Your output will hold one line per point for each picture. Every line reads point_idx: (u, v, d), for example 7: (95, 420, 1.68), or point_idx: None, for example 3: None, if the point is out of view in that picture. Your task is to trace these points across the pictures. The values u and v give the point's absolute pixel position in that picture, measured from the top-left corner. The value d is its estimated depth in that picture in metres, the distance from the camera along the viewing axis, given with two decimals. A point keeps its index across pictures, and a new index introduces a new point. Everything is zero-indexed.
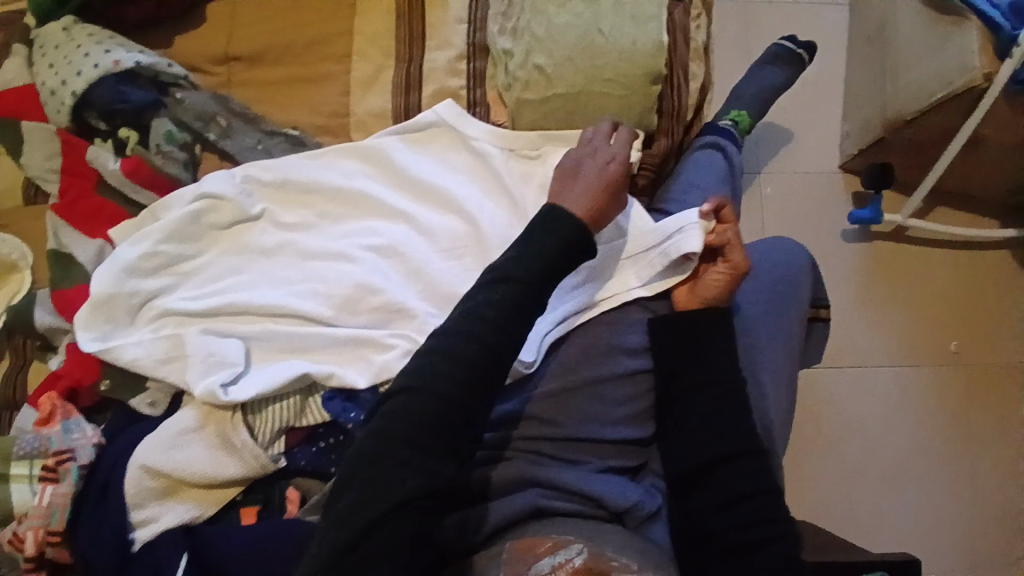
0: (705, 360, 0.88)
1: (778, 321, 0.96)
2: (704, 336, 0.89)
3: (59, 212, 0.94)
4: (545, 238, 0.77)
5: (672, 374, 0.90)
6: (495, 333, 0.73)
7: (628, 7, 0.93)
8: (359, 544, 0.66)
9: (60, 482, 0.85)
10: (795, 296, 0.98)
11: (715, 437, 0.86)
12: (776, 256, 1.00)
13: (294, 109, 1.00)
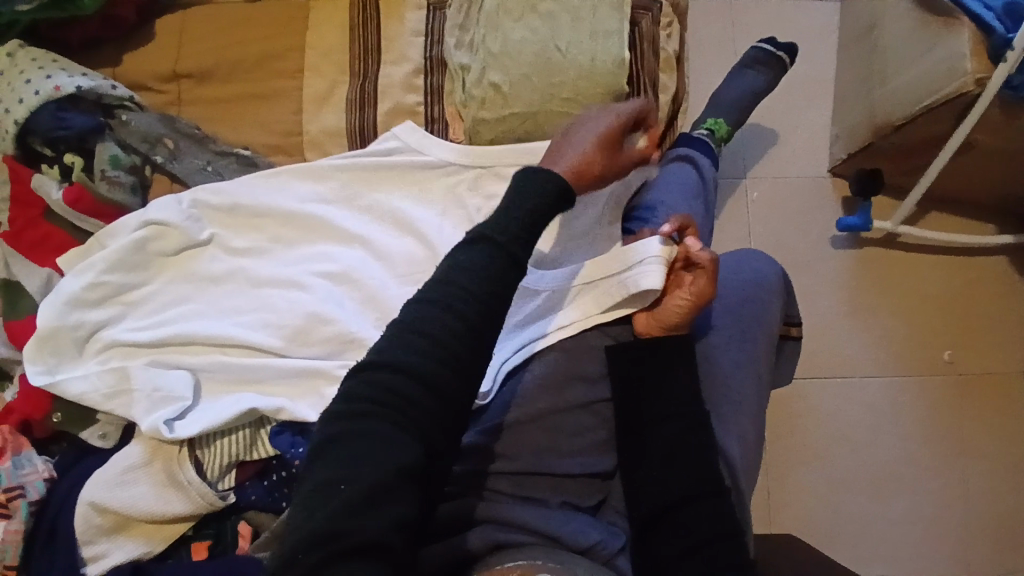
0: (667, 389, 0.84)
1: (743, 347, 0.92)
2: (664, 364, 0.85)
3: (8, 240, 0.87)
4: (548, 181, 0.68)
5: (636, 409, 0.86)
6: (479, 306, 0.61)
7: (587, 21, 0.88)
8: (305, 556, 0.53)
9: (10, 518, 0.76)
10: (761, 319, 0.94)
11: (678, 475, 0.81)
12: (742, 276, 0.96)
13: (246, 128, 0.97)
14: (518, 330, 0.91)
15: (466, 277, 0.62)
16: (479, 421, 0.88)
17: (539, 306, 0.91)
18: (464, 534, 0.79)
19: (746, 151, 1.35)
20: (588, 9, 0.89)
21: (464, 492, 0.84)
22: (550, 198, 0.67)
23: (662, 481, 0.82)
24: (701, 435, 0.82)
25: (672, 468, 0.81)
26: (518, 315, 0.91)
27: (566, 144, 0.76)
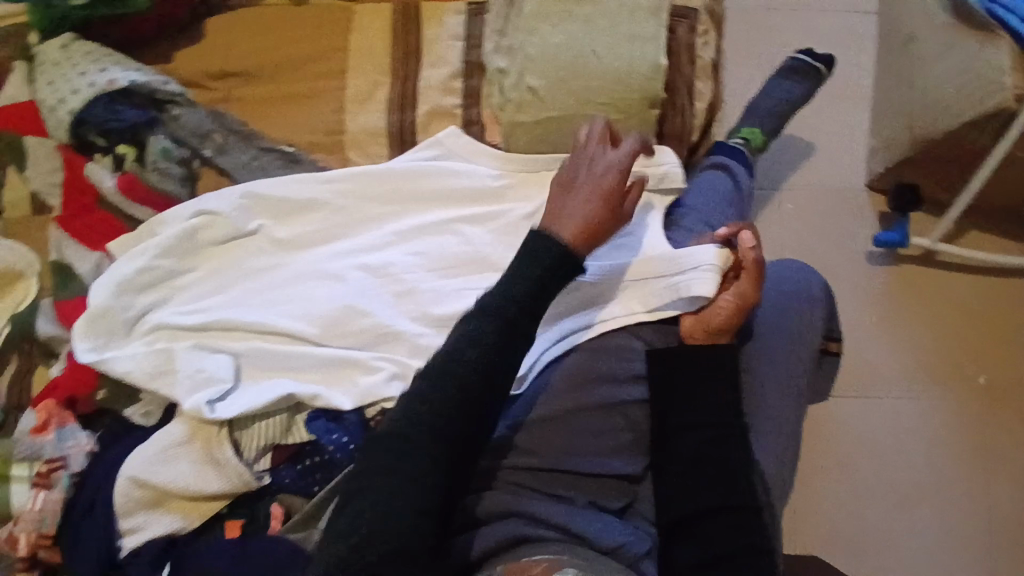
0: (697, 397, 0.86)
1: (781, 362, 0.91)
2: (697, 373, 0.86)
3: (61, 224, 0.93)
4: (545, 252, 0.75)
5: (667, 411, 0.87)
6: (483, 372, 0.72)
7: (625, 26, 0.90)
8: None
9: (51, 488, 0.80)
10: (806, 334, 0.93)
11: (708, 485, 0.82)
12: (787, 287, 0.95)
13: (289, 126, 1.00)
14: (555, 321, 0.92)
15: (476, 349, 0.72)
16: (510, 415, 0.89)
17: (582, 300, 0.92)
18: (488, 528, 0.81)
19: (783, 159, 1.34)
20: (626, 14, 0.90)
21: (491, 484, 0.86)
22: (555, 266, 0.75)
23: (688, 485, 0.83)
24: (727, 441, 0.84)
25: (700, 476, 0.83)
26: (561, 307, 0.92)
27: (564, 204, 0.78)
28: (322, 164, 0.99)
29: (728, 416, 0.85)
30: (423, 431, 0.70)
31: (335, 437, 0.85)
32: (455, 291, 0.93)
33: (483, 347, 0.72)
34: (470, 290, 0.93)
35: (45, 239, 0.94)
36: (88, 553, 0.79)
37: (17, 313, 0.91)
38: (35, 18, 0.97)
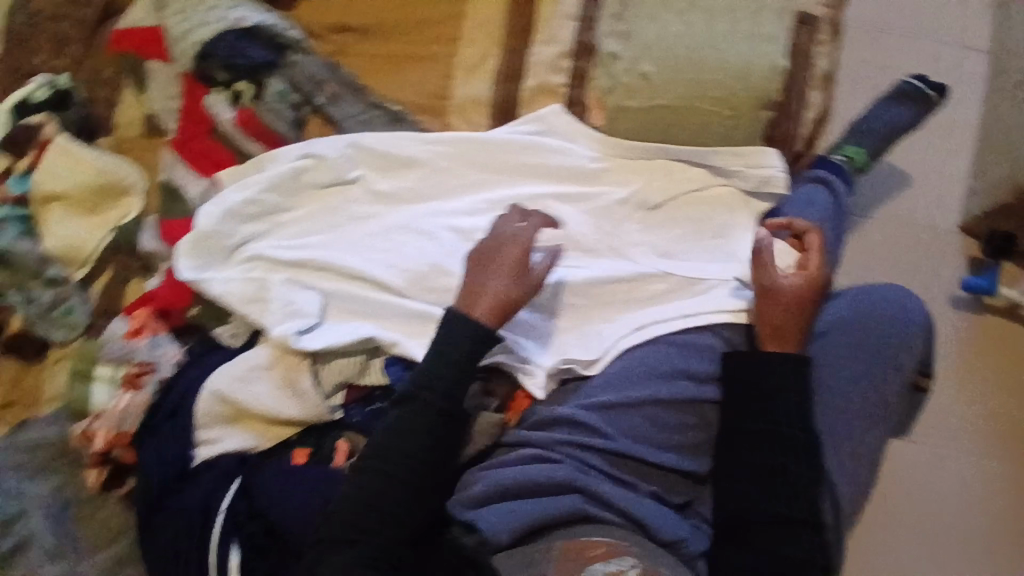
0: (766, 408, 0.83)
1: (872, 386, 0.89)
2: (768, 385, 0.83)
3: (176, 148, 0.98)
4: (460, 336, 0.83)
5: (740, 414, 0.84)
6: (417, 441, 0.80)
7: (744, 24, 0.90)
8: None
9: (138, 390, 0.86)
10: (900, 363, 0.90)
11: (766, 495, 0.80)
12: (880, 311, 0.91)
13: (397, 85, 1.02)
14: (638, 308, 0.93)
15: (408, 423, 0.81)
16: (581, 394, 0.91)
17: (666, 288, 0.93)
18: (546, 499, 0.83)
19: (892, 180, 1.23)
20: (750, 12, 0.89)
21: (549, 455, 0.87)
22: (473, 346, 0.83)
23: (745, 495, 0.81)
24: (788, 457, 0.81)
25: (757, 487, 0.81)
26: (643, 296, 0.93)
27: (475, 283, 0.85)
28: (423, 126, 1.01)
29: (795, 431, 0.81)
30: (368, 499, 0.78)
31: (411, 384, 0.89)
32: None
33: (424, 419, 0.81)
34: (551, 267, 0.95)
35: (159, 162, 1.01)
36: (164, 456, 0.83)
37: (121, 225, 0.98)
38: None
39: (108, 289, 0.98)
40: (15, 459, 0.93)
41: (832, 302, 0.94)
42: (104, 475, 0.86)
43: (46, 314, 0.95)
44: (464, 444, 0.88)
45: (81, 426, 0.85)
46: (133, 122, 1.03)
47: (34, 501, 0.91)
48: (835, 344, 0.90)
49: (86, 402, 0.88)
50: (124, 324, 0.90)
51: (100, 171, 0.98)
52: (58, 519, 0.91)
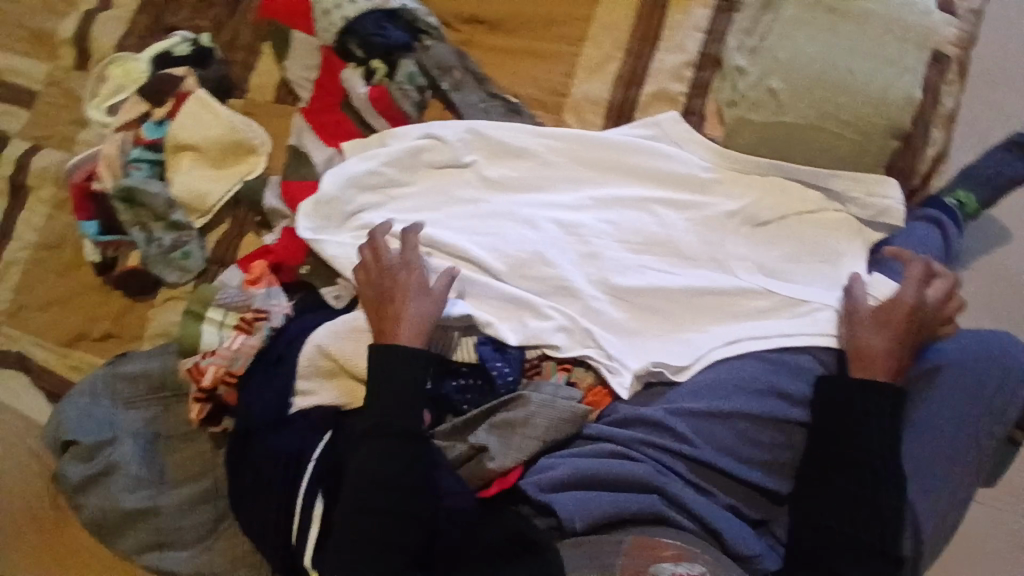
0: (855, 432, 0.81)
1: (972, 432, 0.86)
2: (857, 409, 0.82)
3: (307, 116, 1.04)
4: (397, 368, 0.85)
5: (835, 437, 0.82)
6: (380, 467, 0.82)
7: (885, 51, 0.89)
8: None
9: (251, 334, 0.92)
10: (1006, 413, 0.86)
11: (852, 523, 0.79)
12: (995, 358, 0.87)
13: (519, 78, 1.05)
14: (739, 320, 0.92)
15: (369, 452, 0.83)
16: (668, 398, 0.90)
17: (767, 305, 0.92)
18: (624, 496, 0.83)
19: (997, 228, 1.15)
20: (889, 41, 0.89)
21: (630, 454, 0.87)
22: (410, 372, 0.85)
23: (824, 517, 0.81)
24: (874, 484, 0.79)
25: (843, 511, 0.80)
26: (742, 310, 0.92)
27: (394, 307, 0.88)
28: (539, 120, 1.04)
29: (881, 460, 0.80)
30: (357, 529, 0.81)
31: (500, 365, 0.91)
32: (636, 269, 0.95)
33: (383, 447, 0.83)
34: (650, 271, 0.95)
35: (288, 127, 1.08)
36: (269, 399, 0.89)
37: (244, 181, 1.05)
38: None
39: (225, 239, 1.05)
40: (115, 388, 0.97)
41: (945, 342, 0.90)
42: (204, 411, 0.91)
43: (165, 255, 1.03)
44: (540, 433, 0.87)
45: (192, 362, 0.91)
46: (268, 87, 1.11)
47: (126, 431, 0.94)
48: (940, 383, 0.87)
49: (197, 340, 0.94)
50: (240, 275, 0.97)
51: (231, 128, 1.04)
52: (148, 452, 0.94)
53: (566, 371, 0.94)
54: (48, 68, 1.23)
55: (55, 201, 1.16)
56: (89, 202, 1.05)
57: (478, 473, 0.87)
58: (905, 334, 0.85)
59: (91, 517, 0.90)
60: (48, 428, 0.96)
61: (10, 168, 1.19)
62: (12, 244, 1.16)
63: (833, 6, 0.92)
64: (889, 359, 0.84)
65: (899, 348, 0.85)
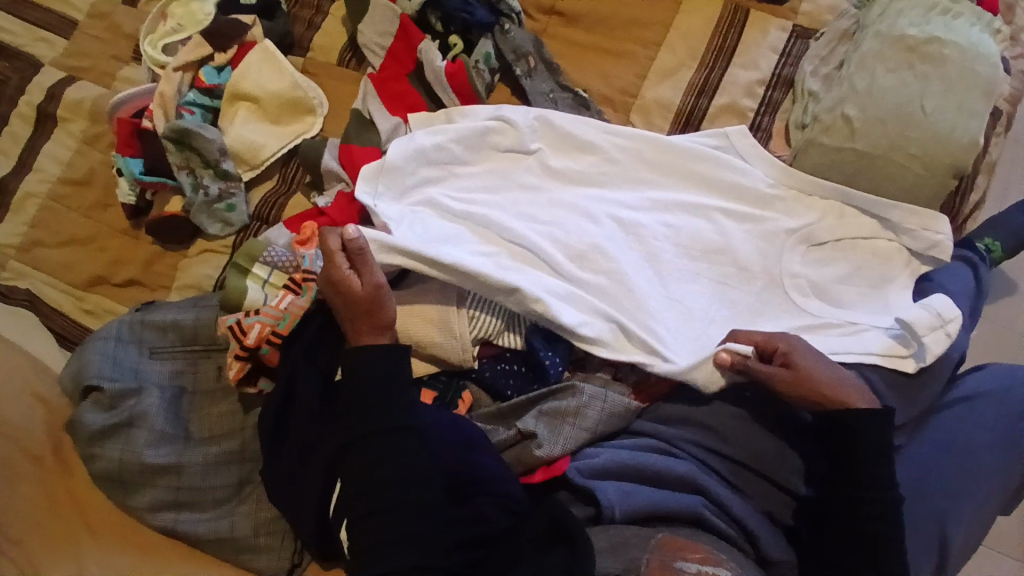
0: (862, 472, 0.80)
1: (1005, 456, 0.89)
2: (854, 441, 0.80)
3: (373, 82, 1.02)
4: (374, 355, 0.82)
5: (840, 458, 0.81)
6: (386, 452, 0.78)
7: (959, 94, 0.93)
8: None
9: (299, 294, 0.86)
10: None
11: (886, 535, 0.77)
12: None
13: (592, 74, 1.06)
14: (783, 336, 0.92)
15: (374, 438, 0.78)
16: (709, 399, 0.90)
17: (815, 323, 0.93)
18: (667, 492, 0.82)
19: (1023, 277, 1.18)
20: (961, 85, 0.93)
21: (672, 450, 0.87)
22: (386, 355, 0.82)
23: (833, 541, 0.80)
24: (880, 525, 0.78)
25: (850, 546, 0.79)
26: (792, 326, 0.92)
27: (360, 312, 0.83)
28: (606, 116, 1.04)
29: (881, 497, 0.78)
30: (384, 512, 0.76)
31: (551, 354, 0.90)
32: (695, 276, 0.95)
33: (377, 434, 0.79)
34: (705, 279, 0.95)
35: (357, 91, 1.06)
36: (309, 362, 0.86)
37: (299, 141, 1.03)
38: None
39: (273, 197, 1.02)
40: (141, 336, 0.91)
41: (975, 375, 0.94)
42: (243, 370, 0.86)
43: (209, 205, 0.98)
44: (586, 420, 0.86)
45: (234, 319, 0.85)
46: (333, 48, 1.09)
47: (151, 382, 0.89)
48: (977, 406, 0.91)
49: (240, 296, 0.89)
50: (291, 234, 0.95)
51: (293, 84, 1.03)
52: (173, 405, 0.89)
53: (612, 367, 0.93)
54: (95, 2, 1.19)
55: (85, 136, 1.11)
56: (136, 140, 1.00)
57: (524, 459, 0.85)
58: (808, 367, 0.83)
59: (105, 469, 0.83)
60: (67, 370, 0.89)
61: (40, 96, 1.13)
62: (32, 174, 1.09)
63: (912, 45, 0.95)
64: (835, 390, 0.82)
65: (822, 383, 0.82)
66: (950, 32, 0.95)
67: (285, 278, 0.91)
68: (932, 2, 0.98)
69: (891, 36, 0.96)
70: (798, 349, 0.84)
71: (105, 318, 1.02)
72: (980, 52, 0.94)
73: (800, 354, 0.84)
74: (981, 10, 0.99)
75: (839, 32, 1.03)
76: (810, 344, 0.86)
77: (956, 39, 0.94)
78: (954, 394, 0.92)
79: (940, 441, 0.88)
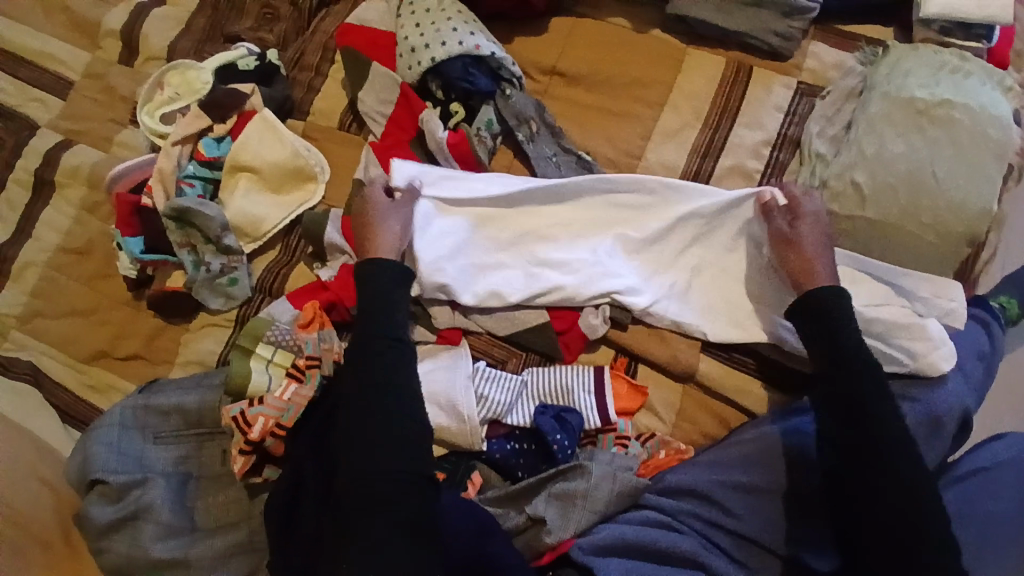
0: (838, 340, 0.82)
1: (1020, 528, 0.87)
2: (848, 417, 0.80)
3: (375, 150, 1.01)
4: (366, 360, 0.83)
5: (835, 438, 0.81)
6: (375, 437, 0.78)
7: (970, 160, 0.92)
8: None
9: (302, 383, 0.87)
10: None
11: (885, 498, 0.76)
12: None
13: (595, 136, 1.05)
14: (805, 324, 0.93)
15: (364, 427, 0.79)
16: (710, 467, 0.87)
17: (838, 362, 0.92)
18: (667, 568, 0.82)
19: None
20: (973, 150, 0.92)
21: (673, 525, 0.85)
22: (374, 354, 0.83)
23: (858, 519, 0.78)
24: (873, 390, 0.80)
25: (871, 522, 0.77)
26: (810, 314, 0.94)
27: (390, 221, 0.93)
28: None
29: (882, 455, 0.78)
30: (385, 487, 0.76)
31: (560, 438, 0.88)
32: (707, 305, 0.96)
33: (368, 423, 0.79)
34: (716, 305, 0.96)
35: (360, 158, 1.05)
36: (314, 450, 0.85)
37: (302, 210, 1.02)
38: None
39: (276, 267, 1.01)
40: (146, 421, 0.90)
41: (987, 446, 0.92)
42: (248, 464, 0.85)
43: (212, 281, 0.97)
44: (595, 496, 0.84)
45: (239, 410, 0.85)
46: (333, 113, 1.08)
47: (156, 471, 0.88)
48: (997, 475, 0.89)
49: (243, 383, 0.88)
50: (295, 310, 0.94)
51: (294, 153, 1.02)
52: (178, 495, 0.87)
53: (624, 445, 0.91)
54: (91, 62, 1.18)
55: (85, 204, 1.09)
56: (135, 218, 0.99)
57: (533, 545, 0.84)
58: (808, 237, 0.89)
59: (114, 563, 0.83)
60: (73, 461, 0.89)
61: (37, 161, 1.12)
62: (31, 242, 1.08)
63: (922, 107, 0.94)
64: (810, 266, 0.88)
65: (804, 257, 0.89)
66: (960, 93, 0.95)
67: (290, 357, 0.91)
68: (941, 62, 0.99)
69: (900, 99, 0.95)
70: (805, 218, 0.90)
71: (107, 393, 0.99)
72: (992, 114, 0.94)
73: (808, 220, 0.90)
74: (992, 67, 0.99)
75: (845, 90, 1.02)
76: (824, 221, 0.91)
77: (966, 101, 0.94)
78: (965, 466, 0.90)
79: (950, 512, 0.87)
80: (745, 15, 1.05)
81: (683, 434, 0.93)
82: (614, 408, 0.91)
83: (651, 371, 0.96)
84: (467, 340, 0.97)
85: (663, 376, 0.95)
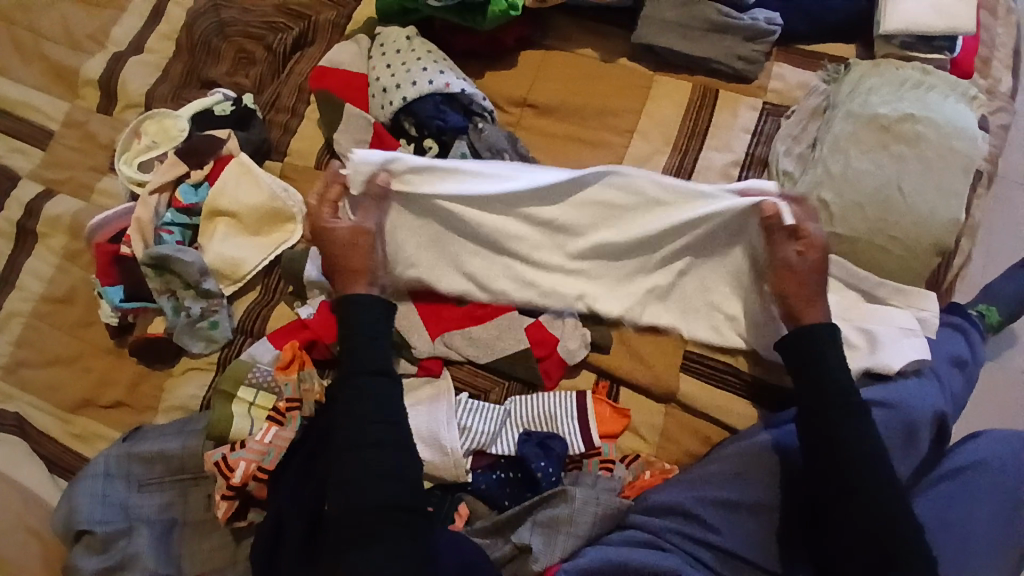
0: (828, 365, 0.84)
1: (1006, 529, 0.88)
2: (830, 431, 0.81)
3: None
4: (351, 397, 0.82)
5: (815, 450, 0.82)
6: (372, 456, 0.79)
7: (936, 174, 0.94)
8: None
9: (284, 426, 0.88)
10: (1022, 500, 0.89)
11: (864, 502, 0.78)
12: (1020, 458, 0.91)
13: (568, 164, 1.06)
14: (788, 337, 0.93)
15: (359, 453, 0.79)
16: (692, 482, 0.87)
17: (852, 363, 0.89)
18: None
19: None
20: (937, 164, 0.94)
21: (658, 544, 0.84)
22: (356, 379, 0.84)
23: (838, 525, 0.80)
24: (848, 407, 0.82)
25: (853, 527, 0.79)
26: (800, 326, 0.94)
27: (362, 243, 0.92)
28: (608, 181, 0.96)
29: (859, 462, 0.80)
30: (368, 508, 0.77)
31: (544, 465, 0.88)
32: (685, 304, 0.97)
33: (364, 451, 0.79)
34: (696, 306, 0.97)
35: None
36: (294, 491, 0.84)
37: (281, 250, 1.03)
38: (387, 10, 1.11)
39: (257, 308, 1.01)
40: (129, 469, 0.90)
41: (971, 443, 0.93)
42: (232, 508, 0.85)
43: (192, 325, 0.98)
44: (578, 518, 0.84)
45: (220, 454, 0.85)
46: (310, 153, 1.10)
47: (141, 518, 0.88)
48: (975, 475, 0.89)
49: (226, 425, 0.89)
50: (276, 350, 0.95)
51: (271, 196, 1.03)
52: (162, 542, 0.87)
53: (608, 469, 0.91)
54: (69, 111, 1.20)
55: (66, 251, 1.10)
56: (114, 266, 1.00)
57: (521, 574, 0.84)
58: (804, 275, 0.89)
59: None
60: (56, 512, 0.88)
61: (19, 212, 1.13)
62: (14, 292, 1.08)
63: (886, 124, 0.96)
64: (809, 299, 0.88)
65: (800, 291, 0.88)
66: (923, 108, 0.97)
67: (272, 398, 0.91)
68: (903, 78, 1.01)
69: (864, 116, 0.97)
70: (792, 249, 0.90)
71: (92, 441, 0.99)
72: (954, 128, 0.96)
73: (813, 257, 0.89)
74: (954, 81, 1.01)
75: (810, 109, 1.04)
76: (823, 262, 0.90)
77: (930, 117, 0.96)
78: (948, 465, 0.91)
79: (929, 513, 0.87)
80: (709, 40, 1.07)
81: (668, 454, 0.93)
82: (597, 433, 0.91)
83: (633, 395, 0.96)
84: (450, 371, 0.97)
85: (644, 399, 0.96)
